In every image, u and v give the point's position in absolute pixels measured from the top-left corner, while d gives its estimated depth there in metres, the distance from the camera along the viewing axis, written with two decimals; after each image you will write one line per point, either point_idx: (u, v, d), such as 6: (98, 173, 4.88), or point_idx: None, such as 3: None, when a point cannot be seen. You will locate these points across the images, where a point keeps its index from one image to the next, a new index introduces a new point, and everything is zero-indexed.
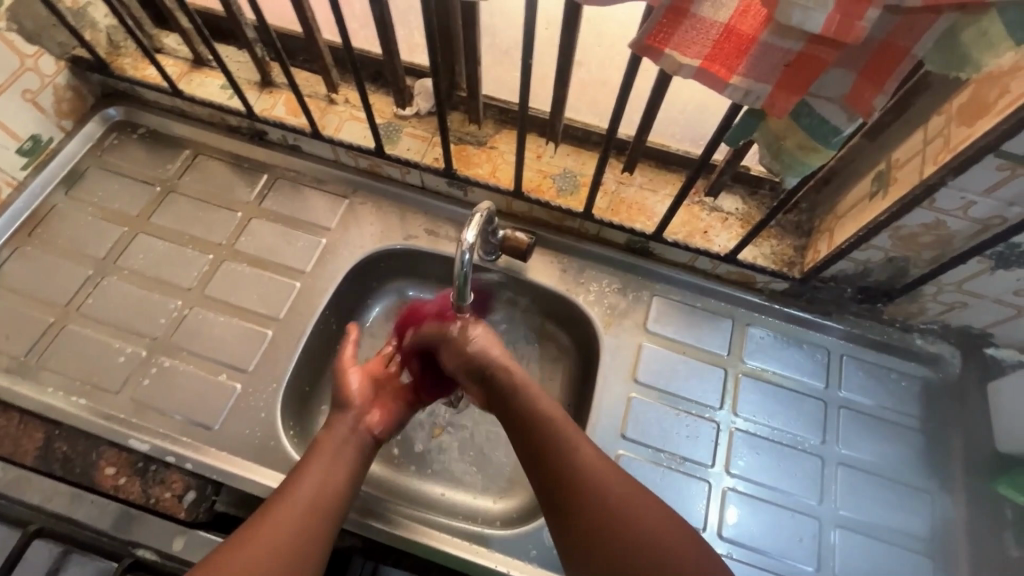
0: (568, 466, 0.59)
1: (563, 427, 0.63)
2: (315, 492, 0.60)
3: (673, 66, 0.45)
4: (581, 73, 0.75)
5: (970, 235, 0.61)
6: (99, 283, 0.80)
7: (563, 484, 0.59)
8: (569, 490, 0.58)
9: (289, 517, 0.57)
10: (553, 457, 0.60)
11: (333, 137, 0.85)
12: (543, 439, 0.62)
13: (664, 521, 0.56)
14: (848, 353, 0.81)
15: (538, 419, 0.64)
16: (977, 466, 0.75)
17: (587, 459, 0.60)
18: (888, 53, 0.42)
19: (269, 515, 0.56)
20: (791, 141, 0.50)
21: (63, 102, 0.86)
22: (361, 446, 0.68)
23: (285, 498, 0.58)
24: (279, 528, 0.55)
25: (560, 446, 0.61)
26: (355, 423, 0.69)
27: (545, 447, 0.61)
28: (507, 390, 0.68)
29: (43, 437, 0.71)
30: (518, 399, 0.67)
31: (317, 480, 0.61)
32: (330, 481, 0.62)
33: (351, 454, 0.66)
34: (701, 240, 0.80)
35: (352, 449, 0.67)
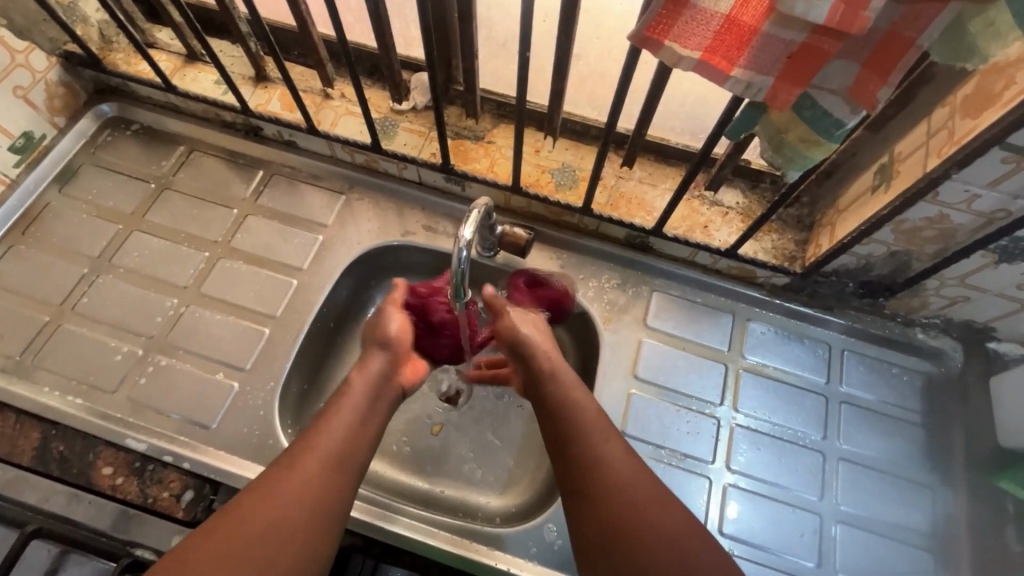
0: (585, 455, 0.58)
1: (586, 413, 0.61)
2: (335, 457, 0.57)
3: (673, 58, 0.44)
4: (579, 66, 0.74)
5: (974, 229, 0.61)
6: (94, 282, 0.80)
7: (579, 471, 0.58)
8: (585, 476, 0.57)
9: (307, 487, 0.54)
10: (575, 445, 0.59)
11: (329, 132, 0.84)
12: (567, 425, 0.60)
13: (673, 515, 0.55)
14: (849, 348, 0.80)
15: (563, 403, 0.62)
16: (979, 462, 0.74)
17: (604, 450, 0.59)
18: (893, 44, 0.41)
19: (282, 483, 0.54)
20: (792, 134, 0.49)
21: (55, 99, 0.85)
22: (382, 398, 0.64)
23: (302, 462, 0.55)
24: (295, 501, 0.53)
25: (581, 430, 0.60)
26: (385, 374, 0.66)
27: (567, 433, 0.60)
28: (542, 371, 0.65)
29: (39, 437, 0.70)
30: (547, 384, 0.64)
31: (338, 441, 0.58)
32: (350, 442, 0.59)
33: (373, 410, 0.63)
34: (701, 235, 0.79)
35: (375, 400, 0.64)
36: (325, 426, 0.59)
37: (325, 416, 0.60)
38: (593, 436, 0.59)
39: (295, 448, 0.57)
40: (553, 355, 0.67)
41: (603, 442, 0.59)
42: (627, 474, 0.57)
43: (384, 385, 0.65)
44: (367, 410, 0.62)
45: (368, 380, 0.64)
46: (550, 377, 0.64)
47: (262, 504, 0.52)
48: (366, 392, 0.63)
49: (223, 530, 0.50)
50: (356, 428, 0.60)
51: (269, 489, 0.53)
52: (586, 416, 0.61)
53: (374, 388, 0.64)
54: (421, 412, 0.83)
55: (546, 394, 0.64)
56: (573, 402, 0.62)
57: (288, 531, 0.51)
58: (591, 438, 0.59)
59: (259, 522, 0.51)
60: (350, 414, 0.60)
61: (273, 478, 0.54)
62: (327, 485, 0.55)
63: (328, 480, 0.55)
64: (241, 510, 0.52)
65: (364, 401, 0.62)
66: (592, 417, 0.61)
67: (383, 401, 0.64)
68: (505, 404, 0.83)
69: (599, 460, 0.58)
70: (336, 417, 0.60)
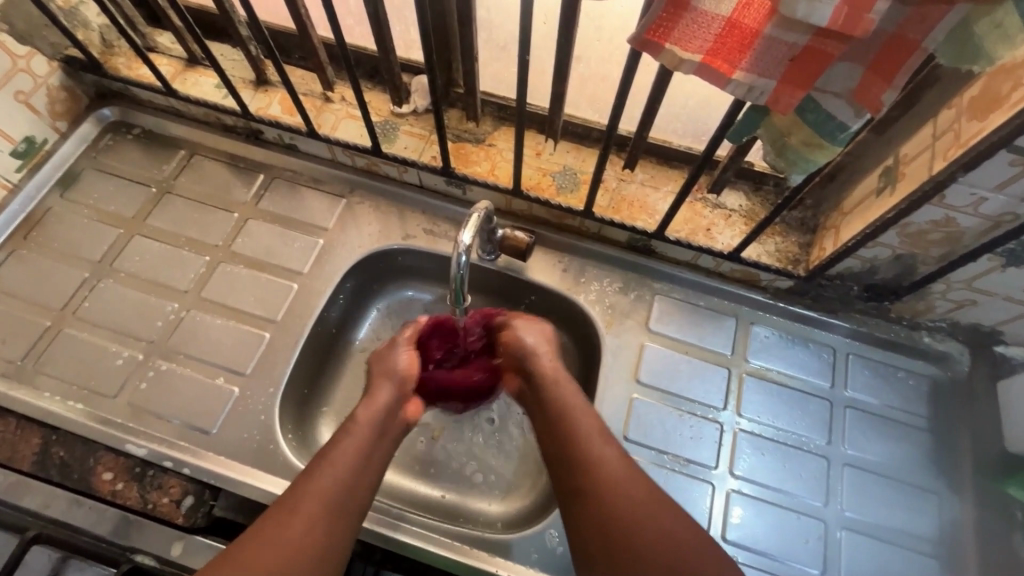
0: (584, 458, 0.59)
1: (584, 418, 0.62)
2: (339, 496, 0.56)
3: (673, 62, 0.44)
4: (580, 69, 0.73)
5: (980, 232, 0.60)
6: (95, 286, 0.80)
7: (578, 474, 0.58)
8: (584, 479, 0.58)
9: (311, 526, 0.53)
10: (574, 448, 0.60)
11: (330, 135, 0.84)
12: (566, 429, 0.62)
13: (674, 520, 0.55)
14: (853, 351, 0.79)
15: (563, 409, 0.63)
16: (987, 467, 0.73)
17: (604, 455, 0.59)
18: (897, 47, 0.40)
19: (285, 522, 0.53)
20: (795, 138, 0.49)
21: (57, 103, 0.85)
22: (387, 436, 0.64)
23: (306, 499, 0.55)
24: (299, 540, 0.52)
25: (579, 435, 0.61)
26: (392, 408, 0.66)
27: (565, 436, 0.61)
28: (543, 379, 0.67)
29: (39, 443, 0.70)
30: (548, 391, 0.66)
31: (343, 478, 0.57)
32: (354, 479, 0.58)
33: (378, 445, 0.62)
34: (704, 238, 0.79)
35: (381, 439, 0.63)
36: (328, 463, 0.58)
37: (328, 452, 0.59)
38: (591, 441, 0.60)
39: (298, 485, 0.56)
40: (556, 366, 0.68)
41: (602, 448, 0.60)
42: (626, 480, 0.57)
43: (388, 421, 0.65)
44: (372, 447, 0.62)
45: (374, 417, 0.64)
46: (551, 380, 0.66)
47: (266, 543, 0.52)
48: (371, 426, 0.63)
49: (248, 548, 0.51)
50: (361, 466, 0.59)
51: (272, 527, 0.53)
52: (586, 422, 0.62)
53: (381, 426, 0.63)
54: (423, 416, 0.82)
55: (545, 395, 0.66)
56: (575, 408, 0.63)
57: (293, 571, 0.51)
58: (590, 442, 0.60)
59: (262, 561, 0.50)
60: (354, 451, 0.60)
61: (275, 515, 0.54)
62: (330, 524, 0.54)
63: (331, 518, 0.55)
64: (244, 549, 0.51)
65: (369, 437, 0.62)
66: (590, 422, 0.62)
67: (389, 438, 0.64)
68: (506, 408, 0.83)
69: (599, 465, 0.58)
70: (341, 453, 0.59)
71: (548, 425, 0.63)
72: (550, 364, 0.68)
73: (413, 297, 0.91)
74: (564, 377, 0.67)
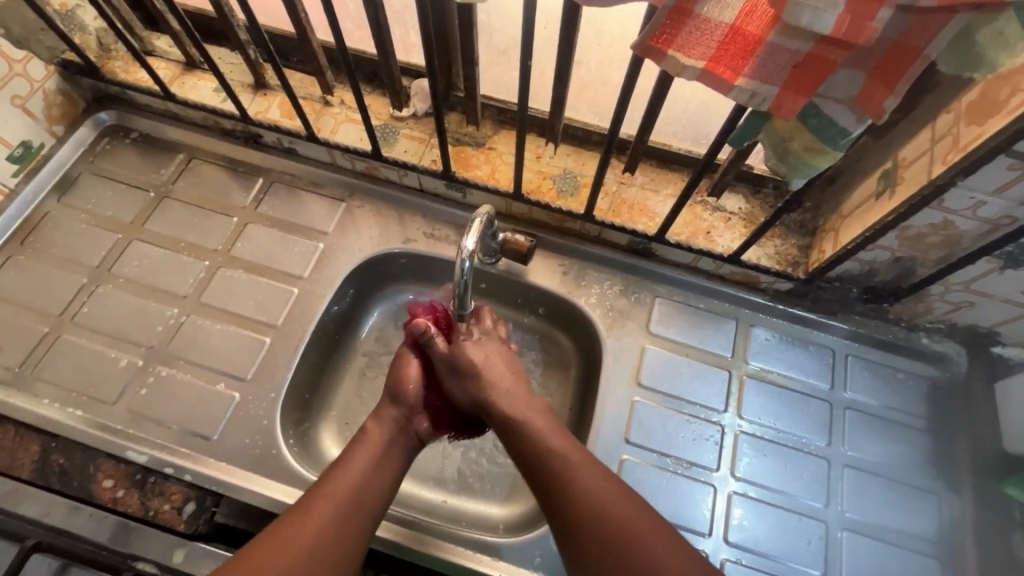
0: (567, 491, 0.58)
1: (561, 449, 0.61)
2: (333, 535, 0.56)
3: (676, 68, 0.44)
4: (581, 73, 0.73)
5: (979, 235, 0.60)
6: (93, 292, 0.79)
7: (563, 509, 0.57)
8: (570, 512, 0.57)
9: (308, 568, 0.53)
10: (553, 483, 0.59)
11: (329, 139, 0.84)
12: (543, 463, 0.61)
13: (659, 533, 0.55)
14: (853, 353, 0.80)
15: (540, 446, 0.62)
16: (986, 468, 0.74)
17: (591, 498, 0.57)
18: (899, 55, 0.41)
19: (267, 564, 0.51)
20: (797, 142, 0.49)
21: (54, 108, 0.84)
22: (391, 455, 0.65)
23: (317, 503, 0.57)
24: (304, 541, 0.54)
25: (556, 466, 0.60)
26: (399, 423, 0.68)
27: (544, 469, 0.60)
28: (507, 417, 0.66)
29: (40, 450, 0.70)
30: (515, 429, 0.65)
31: (353, 482, 0.60)
32: (348, 510, 0.58)
33: (381, 466, 0.63)
34: (704, 241, 0.79)
35: (388, 450, 0.65)
36: (317, 498, 0.58)
37: (314, 490, 0.59)
38: (568, 468, 0.59)
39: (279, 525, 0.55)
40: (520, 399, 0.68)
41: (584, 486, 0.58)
42: (612, 502, 0.57)
43: (397, 435, 0.67)
44: (374, 465, 0.63)
45: (384, 428, 0.67)
46: (518, 417, 0.65)
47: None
48: (382, 438, 0.66)
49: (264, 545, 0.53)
50: (354, 496, 0.59)
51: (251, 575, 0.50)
52: (565, 453, 0.61)
53: (386, 445, 0.65)
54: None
55: (510, 430, 0.65)
56: (546, 436, 0.63)
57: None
58: (569, 471, 0.59)
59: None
60: (346, 483, 0.60)
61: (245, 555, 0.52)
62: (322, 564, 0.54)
63: (326, 556, 0.54)
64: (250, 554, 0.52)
65: (369, 460, 0.63)
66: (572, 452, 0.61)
67: (399, 453, 0.66)
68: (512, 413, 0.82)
69: (586, 496, 0.57)
70: (352, 460, 0.62)
71: (529, 467, 0.62)
72: (518, 397, 0.68)
73: (413, 300, 0.90)
74: (533, 410, 0.66)
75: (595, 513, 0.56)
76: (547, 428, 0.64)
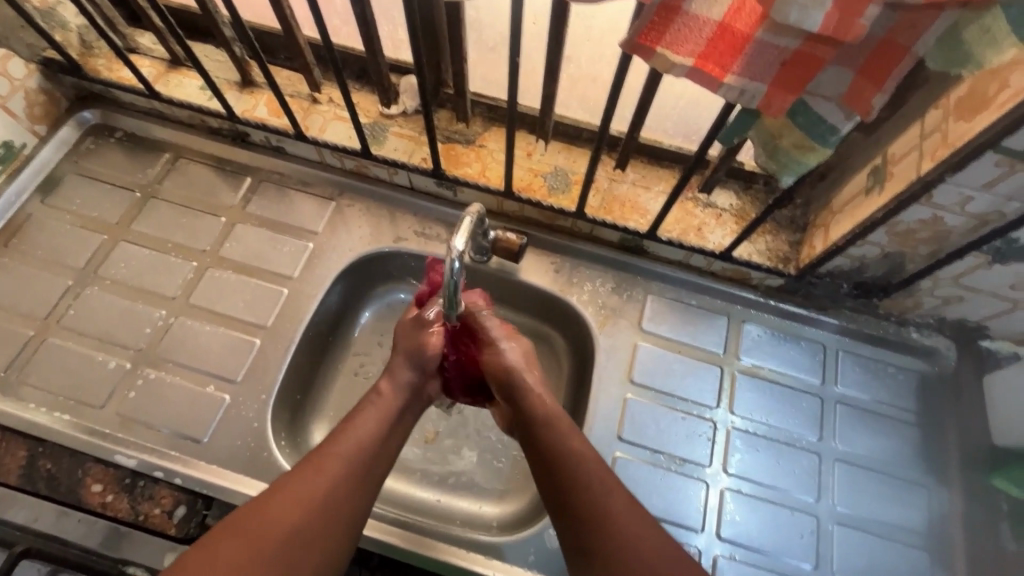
0: (587, 512, 0.57)
1: (585, 465, 0.60)
2: (343, 495, 0.56)
3: (665, 65, 0.44)
4: (570, 69, 0.73)
5: (967, 231, 0.61)
6: (79, 294, 0.78)
7: (580, 523, 0.57)
8: (587, 525, 0.56)
9: (313, 528, 0.53)
10: (575, 498, 0.58)
11: (318, 138, 0.83)
12: (565, 469, 0.60)
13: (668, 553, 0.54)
14: (843, 348, 0.80)
15: (567, 452, 0.61)
16: (975, 462, 0.75)
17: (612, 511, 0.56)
18: (887, 52, 0.41)
19: (276, 527, 0.52)
20: (786, 140, 0.49)
21: (35, 107, 0.83)
22: (400, 418, 0.65)
23: (326, 463, 0.57)
24: (312, 500, 0.54)
25: (579, 481, 0.59)
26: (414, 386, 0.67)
27: (564, 483, 0.59)
28: (538, 421, 0.64)
29: (26, 455, 0.69)
30: (541, 431, 0.63)
31: (363, 443, 0.60)
32: (356, 474, 0.58)
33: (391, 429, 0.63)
34: (695, 237, 0.79)
35: (400, 412, 0.65)
36: (324, 460, 0.58)
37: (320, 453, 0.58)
38: (589, 485, 0.58)
39: (281, 487, 0.55)
40: (551, 407, 0.65)
41: (606, 495, 0.58)
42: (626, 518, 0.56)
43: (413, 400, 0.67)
44: (386, 426, 0.63)
45: (398, 391, 0.66)
46: (545, 427, 0.63)
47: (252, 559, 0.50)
48: (395, 402, 0.65)
49: (271, 504, 0.54)
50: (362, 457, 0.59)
51: (258, 542, 0.51)
52: (589, 469, 0.59)
53: (399, 410, 0.65)
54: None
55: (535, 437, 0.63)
56: (574, 444, 0.62)
57: (298, 539, 0.52)
58: (595, 481, 0.58)
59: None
60: (354, 446, 0.59)
61: (245, 520, 0.52)
62: (330, 525, 0.54)
63: (334, 517, 0.55)
64: (260, 513, 0.53)
65: (380, 423, 0.63)
66: (594, 469, 0.59)
67: (408, 418, 0.66)
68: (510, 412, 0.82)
69: (607, 522, 0.56)
70: (363, 420, 0.62)
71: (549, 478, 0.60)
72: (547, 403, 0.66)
73: (405, 300, 0.90)
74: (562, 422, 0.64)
75: (613, 540, 0.55)
76: (574, 433, 0.63)
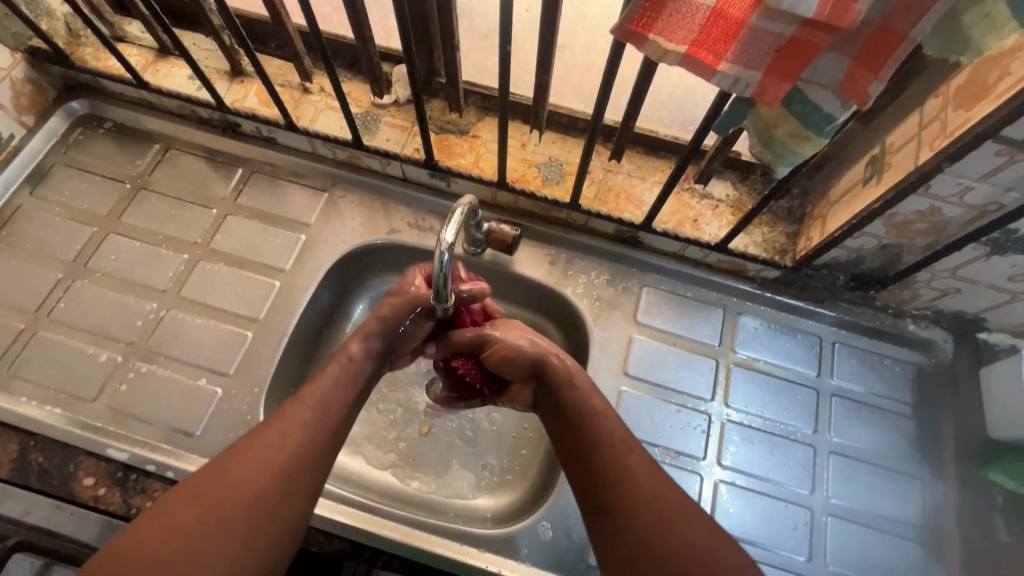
0: (607, 470, 0.58)
1: (605, 423, 0.61)
2: (301, 460, 0.55)
3: (657, 53, 0.43)
4: (564, 58, 0.72)
5: (965, 222, 0.60)
6: (69, 287, 0.77)
7: (609, 485, 0.58)
8: (614, 487, 0.57)
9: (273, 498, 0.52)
10: (601, 460, 0.59)
11: (309, 128, 0.82)
12: (590, 430, 0.61)
13: (684, 507, 0.57)
14: (839, 340, 0.80)
15: (591, 412, 0.62)
16: (970, 454, 0.74)
17: (638, 473, 0.58)
18: (884, 38, 0.40)
19: (238, 495, 0.51)
20: (781, 130, 0.48)
21: (22, 97, 0.82)
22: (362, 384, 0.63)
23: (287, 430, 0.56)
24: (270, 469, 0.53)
25: (603, 442, 0.60)
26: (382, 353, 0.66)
27: (585, 441, 0.60)
28: (559, 381, 0.65)
29: (16, 449, 0.67)
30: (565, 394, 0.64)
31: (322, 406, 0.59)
32: (317, 441, 0.57)
33: (350, 397, 0.61)
34: (691, 229, 0.78)
35: (367, 379, 0.64)
36: (280, 425, 0.56)
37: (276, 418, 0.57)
38: (609, 442, 0.60)
39: (236, 454, 0.54)
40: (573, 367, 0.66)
41: (631, 456, 0.59)
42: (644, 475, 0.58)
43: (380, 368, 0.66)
44: (350, 392, 0.61)
45: (369, 356, 0.64)
46: (568, 385, 0.64)
47: (209, 529, 0.49)
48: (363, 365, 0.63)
49: (230, 475, 0.53)
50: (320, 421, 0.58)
51: (217, 513, 0.50)
52: (610, 426, 0.61)
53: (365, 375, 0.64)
54: (405, 389, 0.83)
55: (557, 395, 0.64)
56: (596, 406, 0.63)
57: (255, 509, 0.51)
58: (620, 444, 0.60)
59: (216, 555, 0.49)
60: (317, 409, 0.58)
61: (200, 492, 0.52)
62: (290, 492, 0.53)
63: (295, 482, 0.54)
64: (218, 484, 0.52)
65: (342, 390, 0.61)
66: (614, 427, 0.61)
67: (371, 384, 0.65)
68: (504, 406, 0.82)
69: (626, 479, 0.58)
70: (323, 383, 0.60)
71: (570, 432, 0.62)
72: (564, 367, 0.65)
73: None
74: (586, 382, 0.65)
75: (630, 497, 0.57)
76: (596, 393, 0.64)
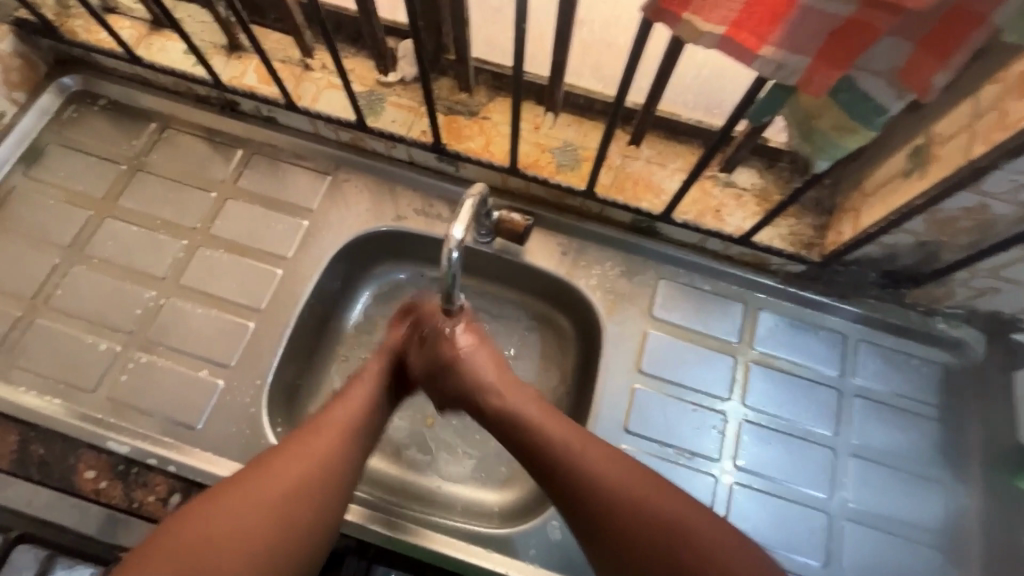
0: (579, 480, 0.54)
1: (548, 425, 0.58)
2: (338, 469, 0.55)
3: (692, 35, 0.39)
4: (582, 34, 0.67)
5: (1015, 221, 0.55)
6: (66, 273, 0.75)
7: (586, 500, 0.54)
8: (589, 503, 0.53)
9: (300, 502, 0.51)
10: (565, 478, 0.55)
11: (310, 108, 0.78)
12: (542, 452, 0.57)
13: (678, 504, 0.53)
14: (864, 338, 0.76)
15: (529, 428, 0.58)
16: (998, 459, 0.72)
17: (599, 471, 0.54)
18: (957, 22, 0.35)
19: (265, 498, 0.51)
20: (824, 120, 0.44)
21: (11, 72, 0.78)
22: (384, 402, 0.64)
23: (313, 436, 0.56)
24: (295, 476, 0.53)
25: (556, 457, 0.56)
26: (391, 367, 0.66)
27: (547, 460, 0.56)
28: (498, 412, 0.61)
29: (16, 440, 0.66)
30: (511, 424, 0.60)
31: (350, 416, 0.59)
32: (344, 448, 0.57)
33: (375, 412, 0.61)
34: (713, 220, 0.74)
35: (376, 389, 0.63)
36: (314, 435, 0.56)
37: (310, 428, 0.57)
38: (567, 444, 0.56)
39: (266, 461, 0.53)
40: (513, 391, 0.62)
41: (583, 457, 0.55)
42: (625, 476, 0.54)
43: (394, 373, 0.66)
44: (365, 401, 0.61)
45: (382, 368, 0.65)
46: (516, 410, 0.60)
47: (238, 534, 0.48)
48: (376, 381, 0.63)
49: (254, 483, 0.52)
50: (353, 432, 0.58)
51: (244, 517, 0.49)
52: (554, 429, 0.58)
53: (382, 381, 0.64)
54: None
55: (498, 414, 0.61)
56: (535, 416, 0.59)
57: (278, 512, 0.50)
58: (572, 455, 0.55)
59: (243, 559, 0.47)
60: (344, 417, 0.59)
61: (228, 498, 0.50)
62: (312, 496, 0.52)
63: (320, 486, 0.53)
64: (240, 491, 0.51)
65: (367, 399, 0.62)
66: (562, 426, 0.58)
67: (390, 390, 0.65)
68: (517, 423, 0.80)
69: (603, 485, 0.54)
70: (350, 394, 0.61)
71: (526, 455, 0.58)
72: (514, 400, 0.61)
73: (405, 279, 0.86)
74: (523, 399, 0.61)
75: (618, 496, 0.53)
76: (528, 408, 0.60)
